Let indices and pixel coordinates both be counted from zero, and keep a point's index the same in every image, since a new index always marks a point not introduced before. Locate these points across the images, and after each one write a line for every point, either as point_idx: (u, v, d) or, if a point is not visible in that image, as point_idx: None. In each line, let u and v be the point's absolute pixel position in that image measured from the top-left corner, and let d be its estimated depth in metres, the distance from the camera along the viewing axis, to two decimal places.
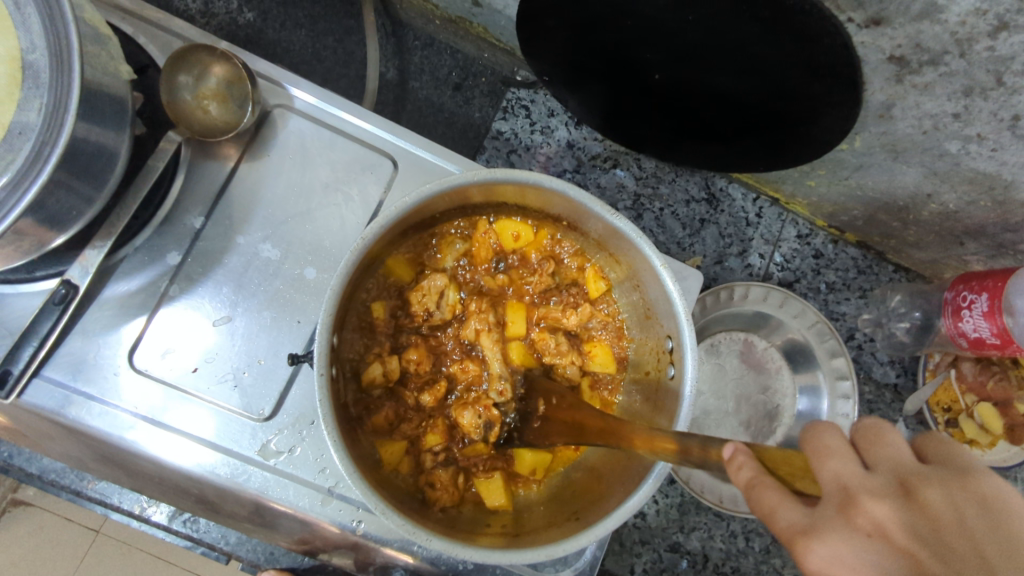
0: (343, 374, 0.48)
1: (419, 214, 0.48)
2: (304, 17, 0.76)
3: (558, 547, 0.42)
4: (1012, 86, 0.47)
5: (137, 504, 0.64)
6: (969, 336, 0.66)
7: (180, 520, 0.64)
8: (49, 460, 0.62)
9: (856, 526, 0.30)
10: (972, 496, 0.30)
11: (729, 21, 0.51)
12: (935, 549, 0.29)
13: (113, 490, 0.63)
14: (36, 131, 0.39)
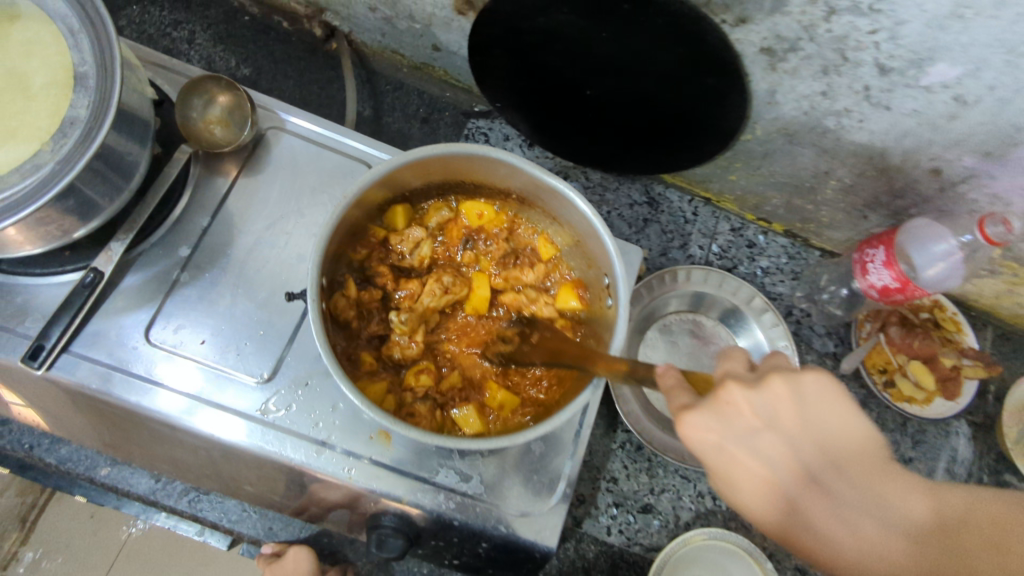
0: (332, 318, 0.57)
1: (394, 185, 0.59)
2: (292, 70, 0.89)
3: (518, 434, 0.51)
4: (854, 60, 0.59)
5: (149, 488, 0.73)
6: (877, 288, 0.77)
7: (186, 500, 0.73)
8: (68, 450, 0.72)
9: (722, 409, 0.46)
10: (812, 399, 0.46)
11: (633, 32, 0.64)
12: (771, 413, 0.46)
13: (125, 475, 0.72)
14: (85, 120, 0.49)
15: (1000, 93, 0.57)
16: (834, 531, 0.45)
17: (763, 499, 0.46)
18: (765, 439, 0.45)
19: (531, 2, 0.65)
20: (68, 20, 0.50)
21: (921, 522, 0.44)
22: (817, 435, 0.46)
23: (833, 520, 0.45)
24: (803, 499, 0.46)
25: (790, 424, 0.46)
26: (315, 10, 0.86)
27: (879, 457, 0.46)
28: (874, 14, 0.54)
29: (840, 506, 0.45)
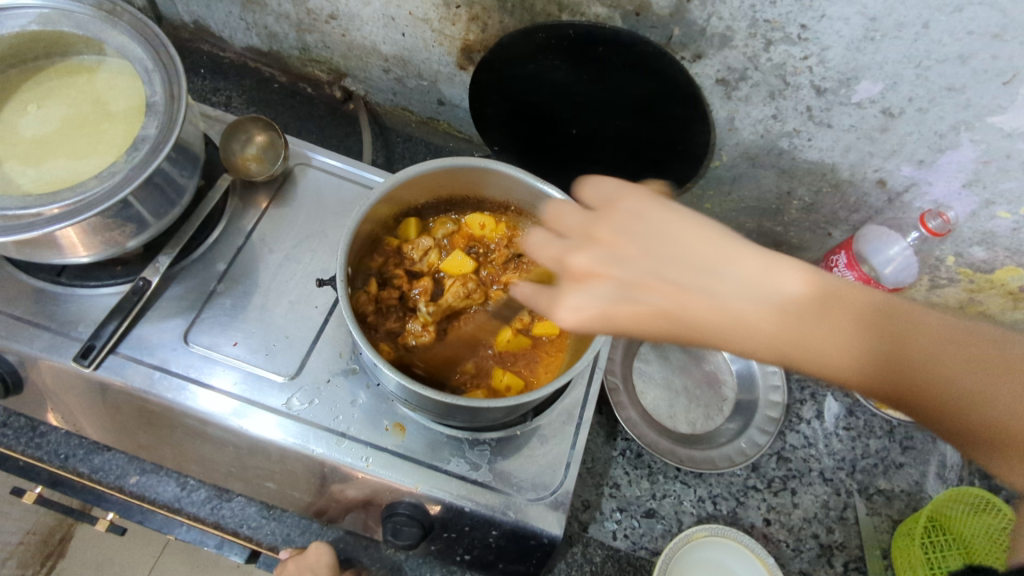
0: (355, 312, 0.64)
1: (406, 197, 0.68)
2: (314, 127, 1.02)
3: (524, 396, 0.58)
4: (795, 84, 0.70)
5: (174, 496, 0.77)
6: None
7: (211, 505, 0.77)
8: (106, 458, 0.77)
9: (590, 281, 0.50)
10: (652, 221, 0.51)
11: (609, 70, 0.76)
12: (628, 254, 0.50)
13: (152, 483, 0.77)
14: (154, 136, 0.59)
15: (919, 103, 0.67)
16: (727, 329, 0.47)
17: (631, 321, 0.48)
18: (623, 281, 0.49)
19: (523, 50, 0.77)
20: (144, 63, 0.62)
21: (801, 298, 0.47)
22: (620, 244, 0.50)
23: (729, 286, 0.48)
24: (692, 296, 0.48)
25: (641, 236, 0.50)
26: (336, 76, 1.00)
27: (722, 239, 0.49)
28: (803, 42, 0.66)
29: (708, 291, 0.48)
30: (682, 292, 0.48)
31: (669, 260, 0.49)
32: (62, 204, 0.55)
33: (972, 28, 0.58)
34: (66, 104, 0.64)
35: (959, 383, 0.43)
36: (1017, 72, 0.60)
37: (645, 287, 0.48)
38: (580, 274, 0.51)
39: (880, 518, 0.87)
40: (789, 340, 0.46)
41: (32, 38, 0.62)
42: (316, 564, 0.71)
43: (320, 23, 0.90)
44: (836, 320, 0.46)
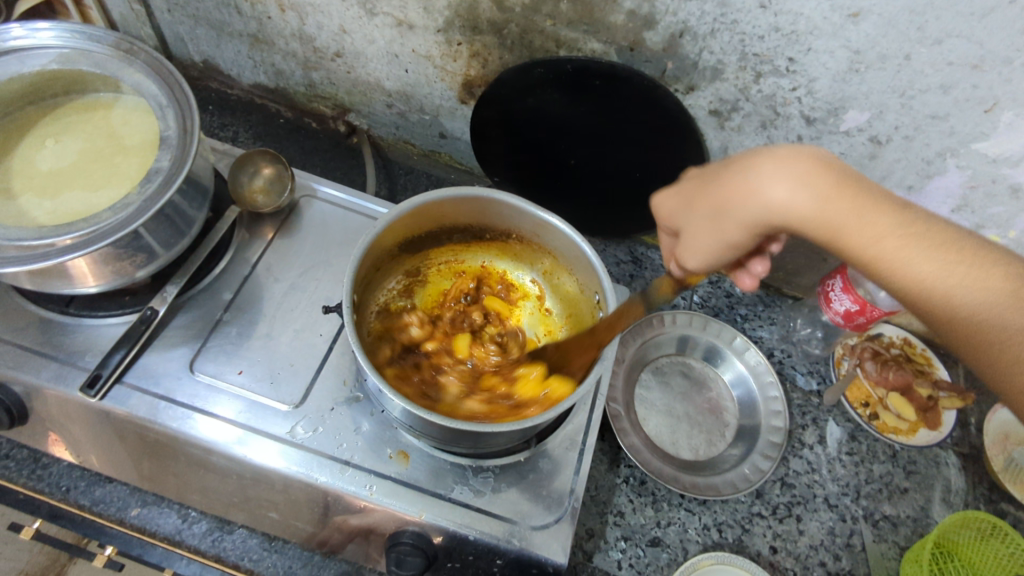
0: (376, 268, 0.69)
1: (421, 221, 0.69)
2: (319, 160, 1.04)
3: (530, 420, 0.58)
4: (784, 114, 0.73)
5: (175, 528, 0.76)
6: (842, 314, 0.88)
7: (211, 538, 0.76)
8: (104, 491, 0.77)
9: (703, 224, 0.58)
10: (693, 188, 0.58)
11: (606, 101, 0.78)
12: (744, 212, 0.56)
13: (152, 515, 0.76)
14: (168, 169, 0.61)
15: (905, 132, 0.70)
16: (863, 237, 0.50)
17: (777, 213, 0.51)
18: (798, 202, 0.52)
19: (522, 84, 0.80)
20: (159, 100, 0.64)
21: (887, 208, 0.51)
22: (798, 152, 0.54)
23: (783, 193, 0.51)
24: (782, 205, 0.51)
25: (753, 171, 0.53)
26: (340, 111, 1.03)
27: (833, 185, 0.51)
28: (791, 74, 0.69)
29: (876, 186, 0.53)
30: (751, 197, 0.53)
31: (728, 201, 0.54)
32: (74, 236, 0.56)
33: (952, 59, 0.61)
34: (81, 139, 0.66)
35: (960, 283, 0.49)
36: (997, 100, 0.63)
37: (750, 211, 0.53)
38: (687, 194, 0.60)
39: (887, 545, 0.86)
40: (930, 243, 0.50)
41: (52, 76, 0.65)
42: None
43: (325, 61, 0.93)
44: (919, 231, 0.51)
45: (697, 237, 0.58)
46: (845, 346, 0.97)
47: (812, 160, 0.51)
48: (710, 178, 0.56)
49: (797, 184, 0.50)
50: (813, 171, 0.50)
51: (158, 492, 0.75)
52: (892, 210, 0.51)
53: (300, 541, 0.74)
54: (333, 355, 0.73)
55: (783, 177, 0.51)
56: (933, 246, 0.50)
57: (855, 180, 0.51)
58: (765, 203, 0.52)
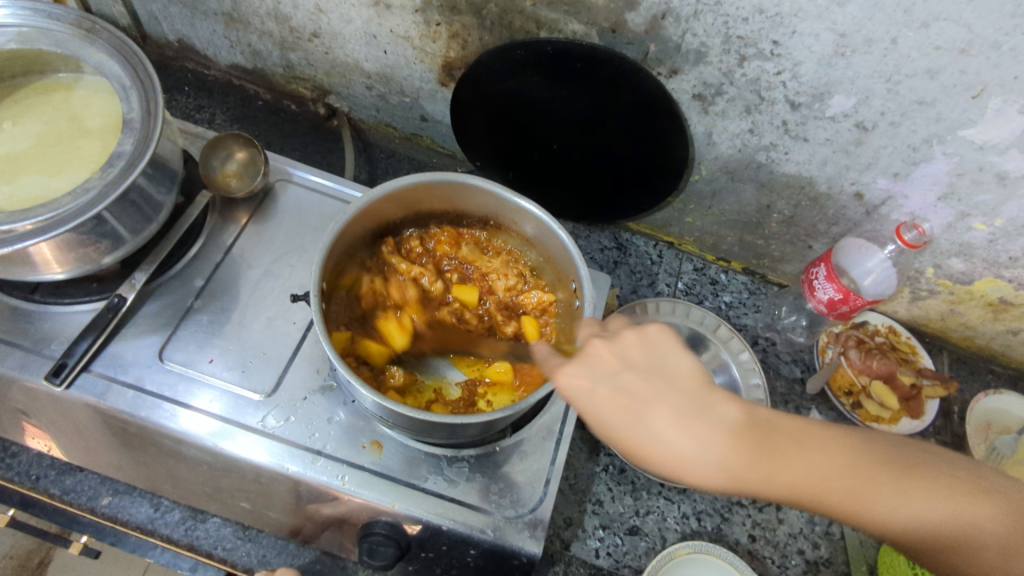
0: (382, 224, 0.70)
1: (394, 205, 0.68)
2: (299, 143, 1.02)
3: (502, 411, 0.57)
4: (769, 99, 0.71)
5: (148, 516, 0.75)
6: (825, 302, 0.87)
7: (185, 526, 0.75)
8: (76, 479, 0.76)
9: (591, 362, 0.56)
10: (654, 343, 0.56)
11: (587, 85, 0.76)
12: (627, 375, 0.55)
13: (125, 504, 0.76)
14: (130, 152, 0.59)
15: (891, 118, 0.68)
16: (806, 475, 0.52)
17: (687, 467, 0.52)
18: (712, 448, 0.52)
19: (502, 66, 0.77)
20: (122, 80, 0.62)
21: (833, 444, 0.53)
22: (678, 381, 0.54)
23: (671, 430, 0.52)
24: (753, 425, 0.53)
25: (652, 409, 0.53)
26: (320, 93, 1.01)
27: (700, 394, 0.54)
28: (776, 57, 0.67)
29: (754, 417, 0.54)
30: (649, 440, 0.52)
31: (648, 374, 0.54)
32: (35, 221, 0.55)
33: (939, 44, 0.59)
34: (42, 121, 0.64)
35: (897, 502, 0.51)
36: (985, 86, 0.61)
37: (649, 437, 0.52)
38: (613, 411, 0.53)
39: (866, 534, 0.86)
40: (816, 470, 0.52)
41: (12, 56, 0.63)
42: None
43: (303, 41, 0.91)
44: (778, 450, 0.52)
45: (614, 426, 0.53)
46: (830, 334, 0.96)
47: (713, 414, 0.53)
48: (630, 396, 0.54)
49: (695, 435, 0.52)
50: (702, 421, 0.52)
51: (130, 481, 0.74)
52: (793, 455, 0.52)
53: (274, 530, 0.73)
54: (306, 344, 0.71)
55: (678, 420, 0.52)
56: (866, 468, 0.52)
57: (749, 428, 0.53)
58: (658, 441, 0.52)
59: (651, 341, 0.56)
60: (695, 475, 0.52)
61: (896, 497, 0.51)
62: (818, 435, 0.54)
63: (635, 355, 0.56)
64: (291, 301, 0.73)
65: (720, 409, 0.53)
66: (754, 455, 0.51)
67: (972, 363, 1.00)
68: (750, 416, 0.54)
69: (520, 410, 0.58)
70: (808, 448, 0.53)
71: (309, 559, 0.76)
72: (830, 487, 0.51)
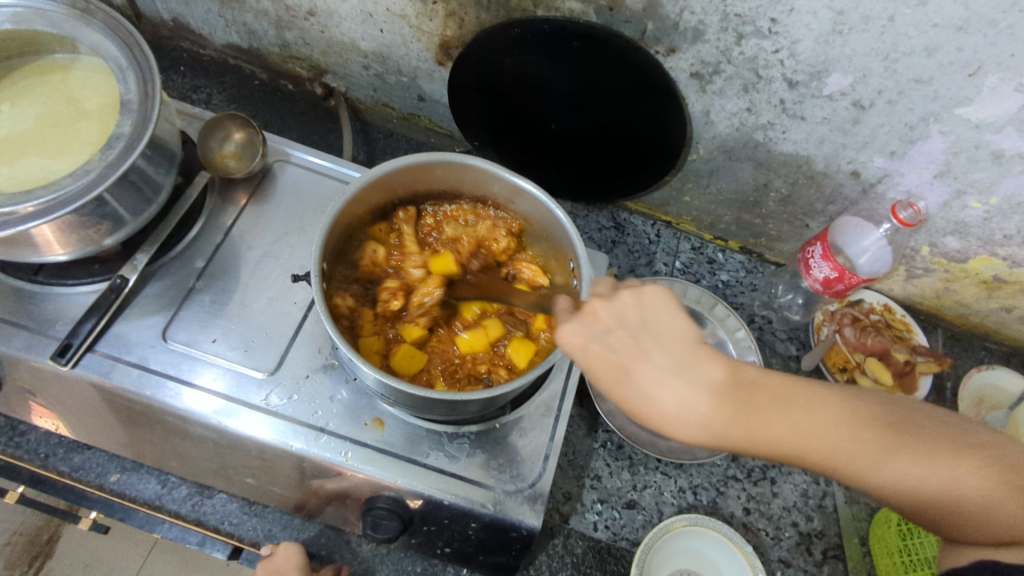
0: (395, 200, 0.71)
1: (392, 185, 0.68)
2: (296, 123, 1.02)
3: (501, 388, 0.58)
4: (767, 77, 0.71)
5: (155, 492, 0.77)
6: (821, 281, 0.89)
7: (192, 501, 0.77)
8: (83, 457, 0.77)
9: (586, 320, 0.54)
10: (651, 304, 0.55)
11: (584, 64, 0.76)
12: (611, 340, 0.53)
13: (133, 480, 0.77)
14: (129, 133, 0.59)
15: (888, 96, 0.68)
16: (788, 436, 0.51)
17: (672, 423, 0.51)
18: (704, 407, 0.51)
19: (499, 45, 0.77)
20: (119, 61, 0.62)
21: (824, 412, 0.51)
22: (668, 339, 0.53)
23: (664, 390, 0.51)
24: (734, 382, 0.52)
25: (666, 365, 0.52)
26: (316, 72, 1.00)
27: (685, 346, 0.53)
28: (774, 35, 0.67)
29: (743, 375, 0.53)
30: (639, 395, 0.52)
31: (652, 342, 0.53)
32: (37, 202, 0.55)
33: (937, 21, 0.59)
34: (39, 102, 0.64)
35: (883, 461, 0.50)
36: (981, 64, 0.61)
37: (639, 395, 0.52)
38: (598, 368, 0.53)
39: (858, 507, 0.88)
40: (808, 434, 0.51)
41: (7, 37, 0.62)
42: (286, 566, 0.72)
43: (298, 20, 0.90)
44: (772, 406, 0.51)
45: (615, 381, 0.53)
46: (825, 312, 0.97)
47: (699, 368, 0.52)
48: (621, 354, 0.53)
49: (683, 390, 0.51)
50: (688, 370, 0.52)
51: (137, 458, 0.75)
52: (777, 414, 0.51)
53: (279, 504, 0.75)
54: (308, 323, 0.72)
55: (675, 379, 0.52)
56: (865, 434, 0.50)
57: (742, 388, 0.52)
58: (648, 397, 0.52)
59: (649, 309, 0.54)
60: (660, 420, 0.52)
61: (887, 455, 0.50)
62: (810, 394, 0.52)
63: (633, 316, 0.54)
64: (291, 281, 0.73)
65: (705, 369, 0.52)
66: (736, 412, 0.51)
67: (966, 340, 1.01)
68: (742, 379, 0.52)
69: (519, 387, 0.59)
70: (802, 407, 0.51)
71: (313, 533, 0.78)
72: (819, 444, 0.50)
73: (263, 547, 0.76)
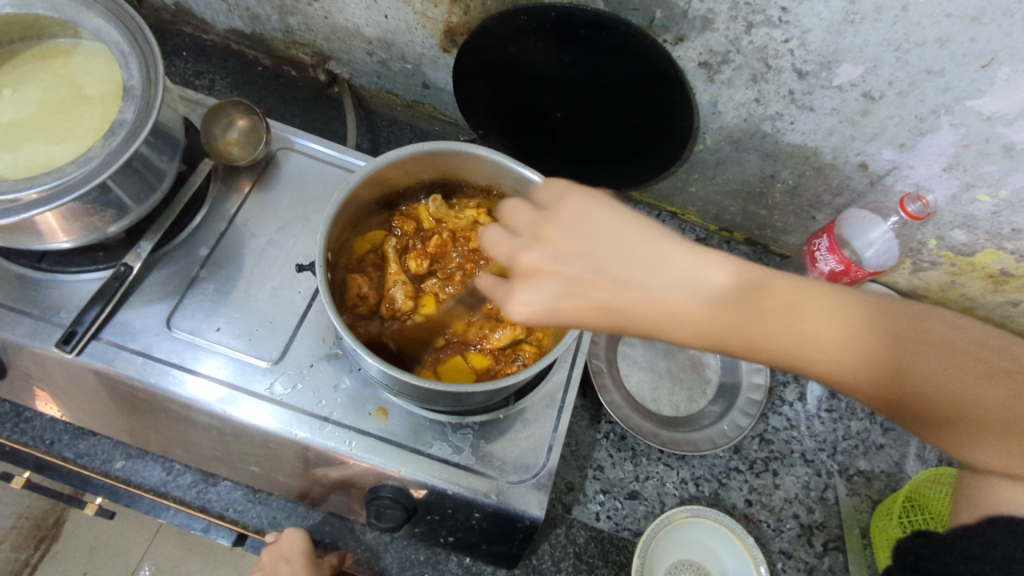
0: (383, 197, 0.70)
1: (395, 174, 0.67)
2: (300, 110, 1.01)
3: (505, 380, 0.58)
4: (776, 67, 0.71)
5: (159, 479, 0.77)
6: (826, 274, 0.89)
7: (197, 488, 0.77)
8: (88, 443, 0.77)
9: (537, 248, 0.51)
10: (575, 211, 0.52)
11: (591, 52, 0.75)
12: (583, 240, 0.50)
13: (137, 467, 0.77)
14: (132, 121, 0.58)
15: (899, 87, 0.67)
16: (792, 343, 0.48)
17: (649, 311, 0.49)
18: (677, 291, 0.48)
19: (505, 32, 0.76)
20: (122, 47, 0.61)
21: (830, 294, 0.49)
22: (638, 251, 0.49)
23: (660, 279, 0.49)
24: (729, 286, 0.49)
25: (644, 251, 0.49)
26: (320, 58, 0.99)
27: (648, 228, 0.51)
28: (784, 25, 0.66)
29: (749, 278, 0.49)
30: (622, 280, 0.49)
31: (604, 258, 0.50)
32: (39, 189, 0.55)
33: (951, 11, 0.58)
34: (42, 88, 0.63)
35: (922, 368, 0.46)
36: (995, 55, 0.61)
37: (634, 287, 0.49)
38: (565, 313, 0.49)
39: (859, 499, 0.88)
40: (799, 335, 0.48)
41: (8, 21, 0.62)
42: (289, 554, 0.73)
43: (302, 6, 0.89)
44: (776, 306, 0.48)
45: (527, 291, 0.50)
46: None
47: (668, 258, 0.49)
48: (594, 269, 0.49)
49: (682, 279, 0.49)
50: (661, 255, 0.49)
51: (142, 445, 0.76)
52: (779, 318, 0.48)
53: (282, 492, 0.75)
54: (311, 312, 0.72)
55: (668, 277, 0.49)
56: (870, 336, 0.47)
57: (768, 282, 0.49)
58: (650, 298, 0.48)
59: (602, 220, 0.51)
60: (556, 317, 0.50)
61: (920, 361, 0.46)
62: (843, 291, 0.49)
63: (601, 221, 0.51)
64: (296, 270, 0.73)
65: (699, 265, 0.49)
66: (736, 315, 0.48)
67: None
68: (744, 281, 0.49)
69: (523, 379, 0.59)
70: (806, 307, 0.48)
71: (316, 521, 0.79)
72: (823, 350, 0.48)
73: (267, 534, 0.76)
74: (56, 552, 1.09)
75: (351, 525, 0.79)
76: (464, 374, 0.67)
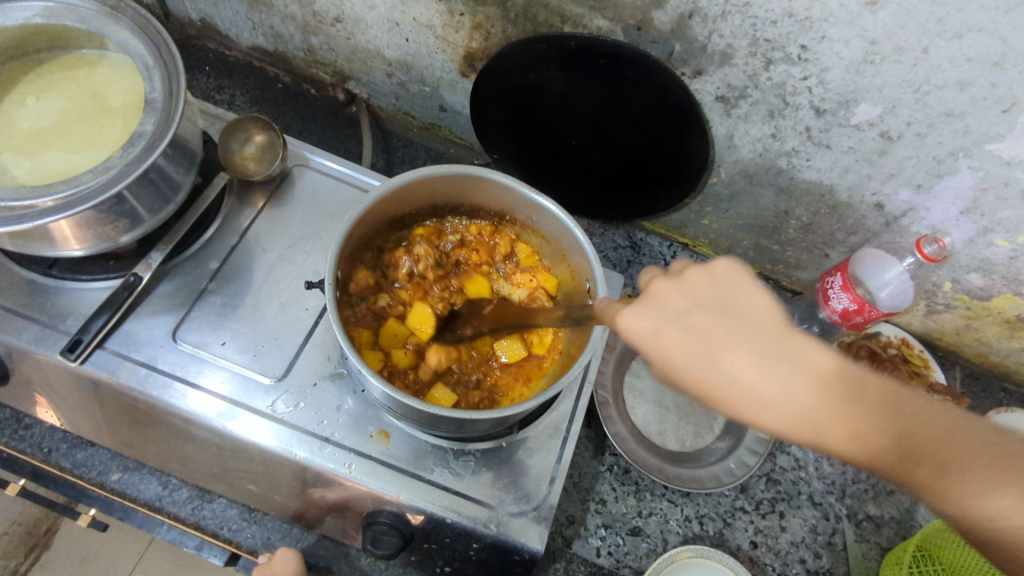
0: (392, 219, 0.70)
1: (409, 195, 0.67)
2: (317, 128, 1.02)
3: (509, 408, 0.57)
4: (794, 104, 0.71)
5: (154, 492, 0.76)
6: (838, 313, 0.87)
7: (192, 504, 0.76)
8: (86, 453, 0.77)
9: (655, 302, 0.49)
10: (725, 278, 0.50)
11: (607, 82, 0.76)
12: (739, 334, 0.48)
13: (133, 480, 0.76)
14: (152, 133, 0.59)
15: (917, 128, 0.67)
16: (845, 433, 0.48)
17: (767, 413, 0.47)
18: (799, 381, 0.48)
19: (524, 60, 0.77)
20: (146, 60, 0.62)
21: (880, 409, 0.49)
22: (756, 323, 0.48)
23: (752, 368, 0.47)
24: (831, 371, 0.49)
25: (724, 340, 0.48)
26: (339, 78, 1.01)
27: (781, 324, 0.49)
28: (803, 62, 0.66)
29: (853, 369, 0.49)
30: (738, 374, 0.47)
31: (715, 320, 0.48)
32: (56, 197, 0.55)
33: (972, 55, 0.58)
34: (64, 98, 0.64)
35: (967, 488, 0.47)
36: (1016, 101, 0.60)
37: (741, 373, 0.47)
38: (689, 341, 0.48)
39: (868, 545, 0.85)
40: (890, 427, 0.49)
41: (36, 30, 0.63)
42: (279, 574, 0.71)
43: (324, 26, 0.90)
44: (861, 407, 0.49)
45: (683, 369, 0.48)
46: (841, 343, 0.96)
47: (800, 359, 0.48)
48: (702, 336, 0.48)
49: (781, 377, 0.48)
50: (789, 377, 0.48)
51: (139, 459, 0.75)
52: (862, 409, 0.49)
53: (277, 512, 0.74)
54: (318, 330, 0.72)
55: (755, 359, 0.48)
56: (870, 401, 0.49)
57: (829, 377, 0.49)
58: (730, 382, 0.47)
59: (736, 298, 0.49)
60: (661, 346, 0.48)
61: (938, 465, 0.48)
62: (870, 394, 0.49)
63: (740, 362, 0.47)
64: (305, 288, 0.73)
65: (810, 357, 0.49)
66: (838, 402, 0.48)
67: (985, 379, 0.99)
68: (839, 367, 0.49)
69: (526, 409, 0.58)
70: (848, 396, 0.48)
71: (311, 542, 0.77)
72: (884, 402, 0.49)
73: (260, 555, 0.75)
74: (46, 560, 1.08)
75: (346, 549, 0.77)
76: (462, 405, 0.66)
